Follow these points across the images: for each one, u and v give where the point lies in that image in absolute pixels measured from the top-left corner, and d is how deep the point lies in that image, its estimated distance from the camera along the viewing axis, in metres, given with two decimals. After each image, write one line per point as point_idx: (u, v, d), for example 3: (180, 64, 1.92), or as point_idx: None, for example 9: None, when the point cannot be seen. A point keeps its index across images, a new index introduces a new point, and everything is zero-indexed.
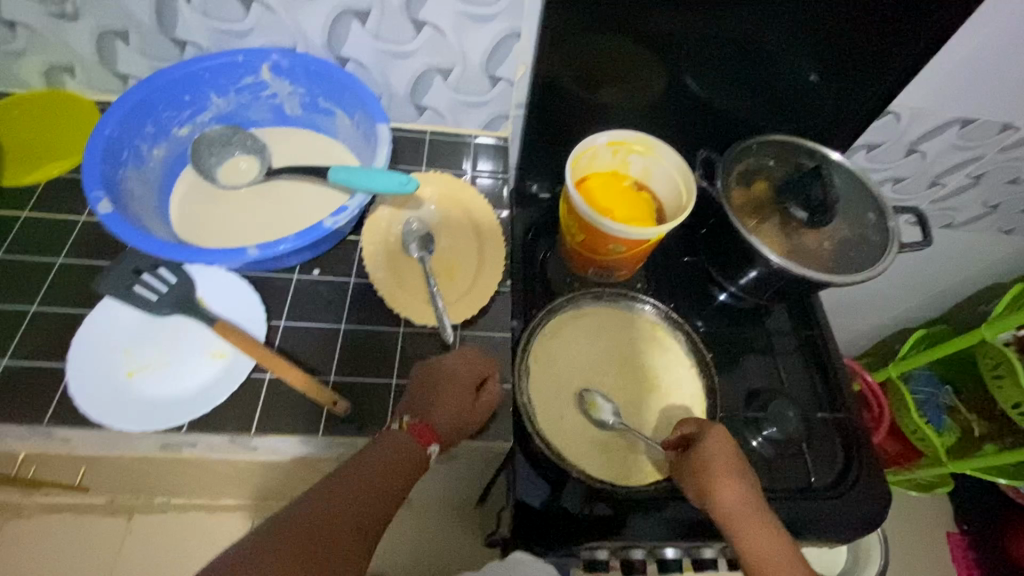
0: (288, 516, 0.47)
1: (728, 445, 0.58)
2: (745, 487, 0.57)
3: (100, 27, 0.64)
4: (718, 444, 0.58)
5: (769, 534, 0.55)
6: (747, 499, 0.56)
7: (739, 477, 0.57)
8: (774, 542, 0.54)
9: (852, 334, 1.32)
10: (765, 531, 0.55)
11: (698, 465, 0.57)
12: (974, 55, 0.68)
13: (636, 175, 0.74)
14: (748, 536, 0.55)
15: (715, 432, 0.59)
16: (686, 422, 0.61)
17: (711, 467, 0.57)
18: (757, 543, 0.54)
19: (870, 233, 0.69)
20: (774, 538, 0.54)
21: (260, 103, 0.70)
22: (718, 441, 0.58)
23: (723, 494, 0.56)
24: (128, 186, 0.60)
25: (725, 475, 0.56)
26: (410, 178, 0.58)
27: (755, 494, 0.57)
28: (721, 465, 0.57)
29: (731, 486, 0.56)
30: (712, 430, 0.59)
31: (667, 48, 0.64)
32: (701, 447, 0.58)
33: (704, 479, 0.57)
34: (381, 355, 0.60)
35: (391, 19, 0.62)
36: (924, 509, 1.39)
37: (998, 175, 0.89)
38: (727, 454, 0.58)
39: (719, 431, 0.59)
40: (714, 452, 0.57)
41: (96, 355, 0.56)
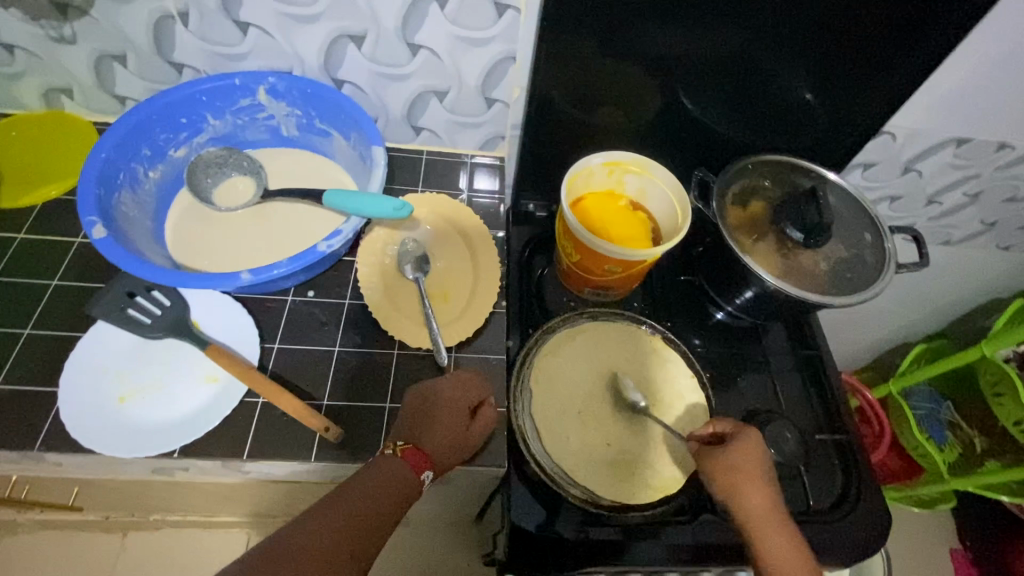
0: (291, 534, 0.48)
1: (761, 450, 0.58)
2: (772, 491, 0.56)
3: (97, 51, 0.64)
4: (754, 447, 0.57)
5: (789, 541, 0.55)
6: (773, 504, 0.56)
7: (769, 480, 0.56)
8: (792, 549, 0.54)
9: (852, 349, 1.31)
10: (785, 537, 0.55)
11: (732, 464, 0.56)
12: (968, 77, 0.68)
13: (632, 195, 0.74)
14: (769, 540, 0.54)
15: (752, 436, 0.58)
16: (717, 425, 0.61)
17: (747, 467, 0.56)
18: (777, 549, 0.54)
19: (867, 254, 0.68)
20: (792, 546, 0.54)
21: (256, 125, 0.70)
22: (754, 443, 0.57)
23: (754, 495, 0.55)
24: (123, 209, 0.60)
25: (757, 479, 0.56)
26: (403, 203, 0.58)
27: (778, 500, 0.57)
28: (755, 467, 0.56)
29: (761, 489, 0.56)
30: (748, 433, 0.58)
31: (661, 71, 0.65)
32: (735, 446, 0.57)
33: (737, 479, 0.55)
34: (376, 378, 0.60)
35: (386, 43, 0.63)
36: (927, 525, 1.38)
37: (995, 194, 0.89)
38: (760, 459, 0.57)
39: (755, 435, 0.58)
40: (748, 453, 0.57)
41: (88, 380, 0.56)
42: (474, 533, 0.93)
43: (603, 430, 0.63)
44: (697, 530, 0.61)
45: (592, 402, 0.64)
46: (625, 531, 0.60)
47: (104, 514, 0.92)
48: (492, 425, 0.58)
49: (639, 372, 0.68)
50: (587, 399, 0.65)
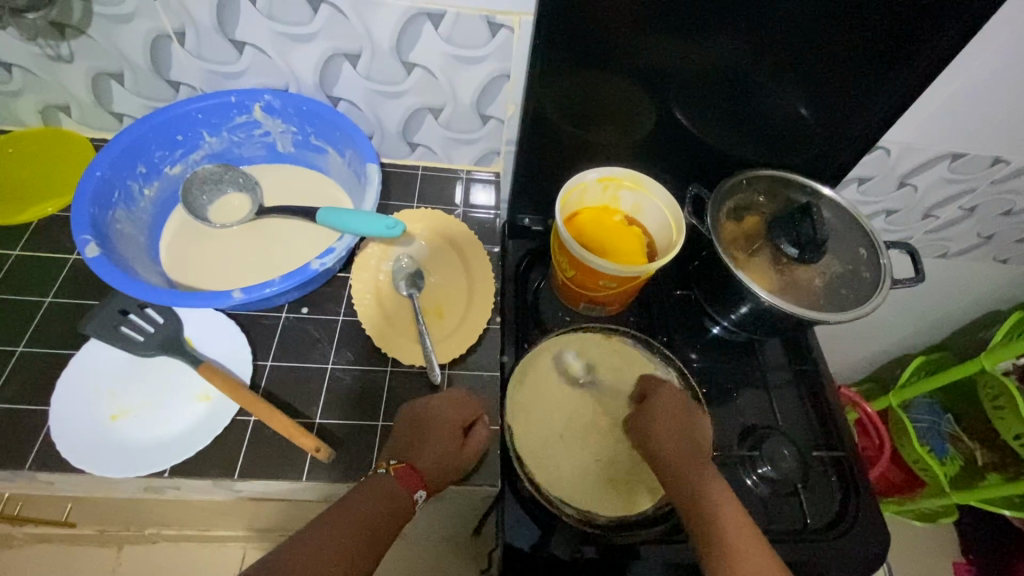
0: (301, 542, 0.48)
1: (675, 400, 0.63)
2: (687, 437, 0.61)
3: (95, 69, 0.65)
4: (665, 398, 0.63)
5: (708, 481, 0.57)
6: (688, 447, 0.60)
7: (682, 426, 0.61)
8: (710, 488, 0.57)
9: (851, 361, 1.31)
10: (702, 477, 0.57)
11: (646, 412, 0.62)
12: (962, 92, 0.68)
13: (627, 210, 0.75)
14: (683, 479, 0.57)
15: (669, 388, 0.64)
16: (642, 383, 0.66)
17: (659, 413, 0.62)
18: (692, 487, 0.57)
19: (862, 269, 0.68)
20: (713, 486, 0.57)
21: (252, 141, 0.71)
22: (668, 395, 0.64)
23: (665, 437, 0.60)
24: (118, 226, 0.61)
25: (671, 424, 0.61)
26: (396, 221, 0.57)
27: (698, 445, 0.61)
28: (668, 414, 0.62)
29: (673, 434, 0.60)
30: (664, 386, 0.65)
31: (654, 88, 0.65)
32: (653, 399, 0.63)
33: (646, 424, 0.61)
34: (368, 395, 0.60)
35: (381, 61, 0.63)
36: (929, 539, 1.36)
37: (991, 207, 0.89)
38: (678, 407, 0.63)
39: (671, 388, 0.65)
40: (662, 402, 0.63)
41: (80, 398, 0.55)
42: (471, 549, 0.92)
43: (595, 448, 0.63)
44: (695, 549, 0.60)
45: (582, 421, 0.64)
46: (623, 550, 0.59)
47: (100, 528, 0.91)
48: (485, 443, 0.58)
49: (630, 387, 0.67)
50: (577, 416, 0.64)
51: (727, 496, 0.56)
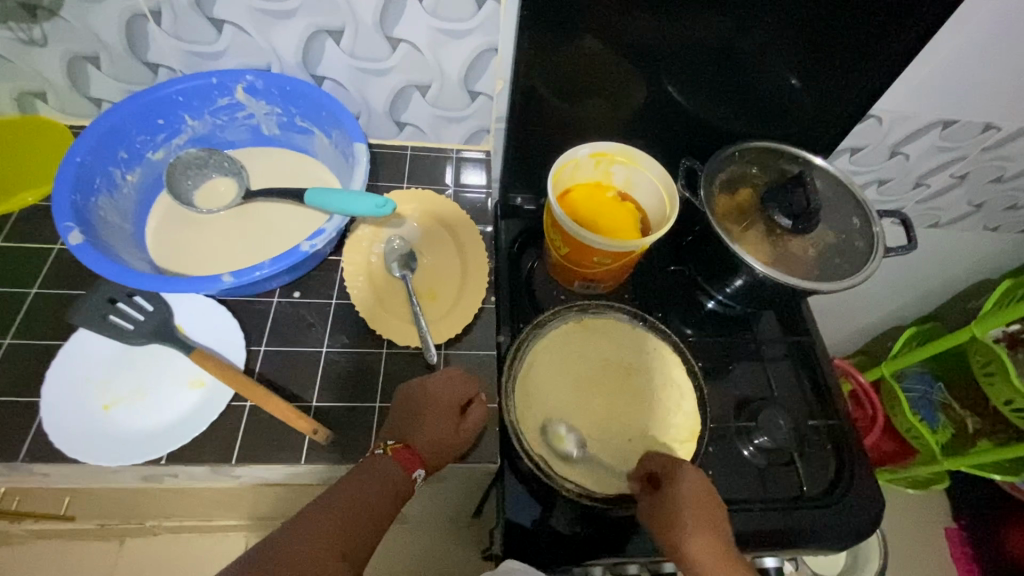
0: (291, 536, 0.47)
1: (698, 489, 0.56)
2: (718, 537, 0.54)
3: (70, 52, 0.63)
4: (688, 487, 0.56)
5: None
6: (720, 550, 0.53)
7: (712, 522, 0.55)
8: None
9: (845, 333, 1.32)
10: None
11: (668, 508, 0.55)
12: (954, 57, 0.67)
13: (620, 185, 0.74)
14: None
15: (685, 470, 0.57)
16: (653, 462, 0.59)
17: (686, 510, 0.54)
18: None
19: (855, 238, 0.68)
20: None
21: (236, 124, 0.69)
22: (691, 483, 0.56)
23: (699, 541, 0.53)
24: (101, 214, 0.59)
25: (701, 523, 0.54)
26: (386, 199, 0.56)
27: (729, 546, 0.54)
28: (696, 509, 0.55)
29: (705, 533, 0.54)
30: (682, 469, 0.57)
31: (644, 61, 0.64)
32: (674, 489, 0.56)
33: (674, 525, 0.54)
34: (364, 378, 0.60)
35: (365, 37, 0.62)
36: (922, 507, 1.39)
37: (982, 174, 0.89)
38: (700, 496, 0.56)
39: (690, 469, 0.57)
40: (687, 494, 0.55)
41: (71, 388, 0.55)
42: (473, 529, 0.92)
43: (603, 425, 0.64)
44: None
45: (596, 404, 0.65)
46: (622, 524, 0.60)
47: (101, 521, 0.91)
48: (483, 422, 0.57)
49: (632, 356, 0.68)
50: (591, 401, 0.65)
51: None
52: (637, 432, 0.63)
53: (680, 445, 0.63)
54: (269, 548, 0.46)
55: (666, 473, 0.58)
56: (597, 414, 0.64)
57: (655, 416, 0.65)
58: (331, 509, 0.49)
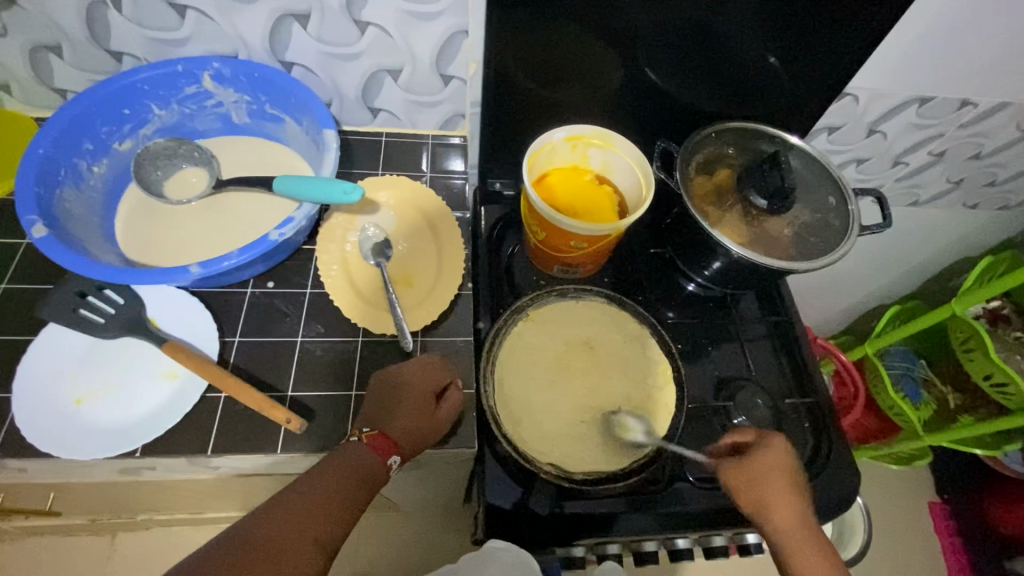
0: (262, 523, 0.47)
1: (788, 458, 0.58)
2: (801, 502, 0.57)
3: (30, 42, 0.61)
4: (780, 456, 0.58)
5: (819, 553, 0.55)
6: (802, 514, 0.56)
7: (795, 489, 0.57)
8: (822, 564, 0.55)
9: (830, 313, 1.33)
10: (818, 547, 0.55)
11: (757, 478, 0.57)
12: (927, 34, 0.67)
13: (597, 168, 0.73)
14: (799, 552, 0.55)
15: (775, 441, 0.59)
16: (757, 437, 0.60)
17: (771, 476, 0.57)
18: (807, 561, 0.54)
19: (831, 217, 0.68)
20: (821, 558, 0.55)
21: (205, 113, 0.68)
22: (777, 454, 0.58)
23: (782, 509, 0.56)
24: (67, 206, 0.58)
25: (788, 490, 0.56)
26: (353, 185, 0.55)
27: (808, 511, 0.57)
28: (780, 478, 0.57)
29: (789, 500, 0.56)
30: (772, 440, 0.59)
31: (617, 41, 0.63)
32: (761, 458, 0.58)
33: (761, 491, 0.56)
34: (341, 366, 0.60)
35: (332, 21, 0.61)
36: (907, 482, 1.41)
37: (960, 151, 0.89)
38: (785, 466, 0.58)
39: (781, 442, 0.59)
40: (775, 462, 0.58)
41: (42, 383, 0.54)
42: (461, 513, 0.93)
43: (580, 404, 0.64)
44: (671, 496, 0.62)
45: (579, 388, 0.64)
46: (600, 504, 0.60)
47: (91, 516, 0.91)
48: (459, 407, 0.58)
49: (593, 333, 0.68)
50: (572, 388, 0.64)
51: (822, 554, 0.55)
52: (622, 398, 0.65)
53: (662, 394, 0.65)
54: (240, 533, 0.46)
55: (755, 445, 0.60)
56: (582, 395, 0.64)
57: (630, 377, 0.66)
58: (304, 495, 0.49)
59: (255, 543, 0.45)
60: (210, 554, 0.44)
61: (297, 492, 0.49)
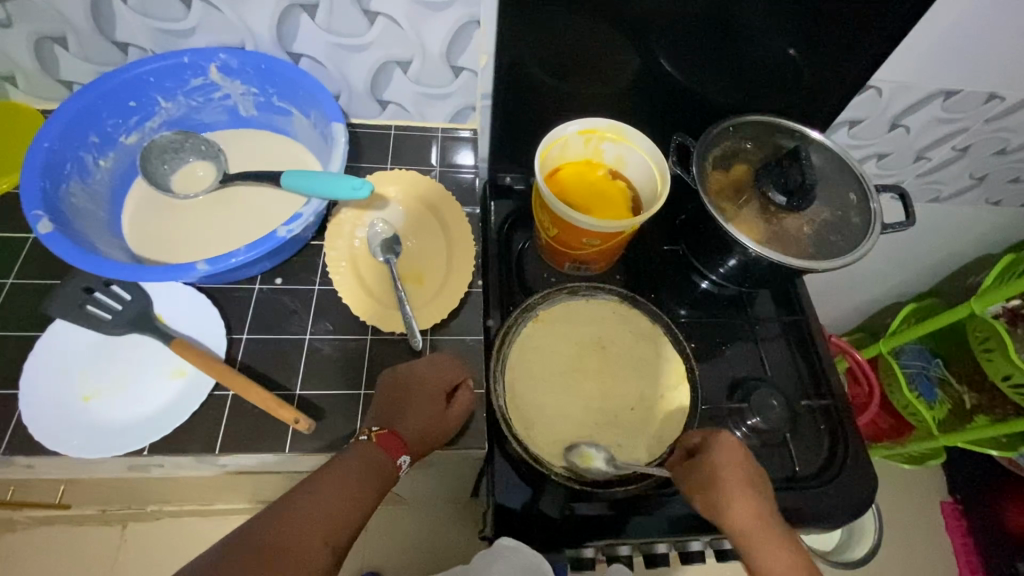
0: (268, 526, 0.46)
1: (737, 453, 0.56)
2: (758, 499, 0.54)
3: (36, 33, 0.60)
4: (728, 453, 0.55)
5: (785, 552, 0.52)
6: (761, 513, 0.53)
7: (750, 487, 0.54)
8: (789, 565, 0.51)
9: (844, 310, 1.30)
10: (781, 547, 0.52)
11: (706, 478, 0.55)
12: (957, 24, 0.64)
13: (610, 163, 0.72)
14: (763, 555, 0.52)
15: (720, 438, 0.57)
16: (698, 437, 0.58)
17: (720, 475, 0.54)
18: (773, 563, 0.51)
19: (852, 215, 0.66)
20: (787, 558, 0.51)
21: (212, 105, 0.67)
22: (725, 452, 0.56)
23: (737, 509, 0.53)
24: (73, 201, 0.58)
25: (742, 488, 0.54)
26: (362, 181, 0.54)
27: (770, 506, 0.54)
28: (731, 476, 0.54)
29: (744, 498, 0.53)
30: (720, 436, 0.57)
31: (633, 32, 0.61)
32: (706, 458, 0.56)
33: (711, 492, 0.54)
34: (350, 365, 0.59)
35: (341, 12, 0.59)
36: (919, 481, 1.40)
37: (985, 146, 0.86)
38: (735, 463, 0.55)
39: (727, 438, 0.57)
40: (722, 460, 0.55)
41: (49, 380, 0.54)
42: (470, 509, 0.93)
43: (592, 404, 0.63)
44: (684, 500, 0.61)
45: (591, 389, 0.63)
46: (612, 507, 0.60)
47: (101, 506, 0.91)
48: (470, 407, 0.57)
49: (604, 332, 0.67)
50: (584, 388, 0.63)
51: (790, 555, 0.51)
52: (634, 398, 0.63)
53: (676, 393, 0.64)
54: (246, 537, 0.45)
55: (702, 444, 0.57)
56: (594, 395, 0.63)
57: (642, 377, 0.65)
58: (313, 496, 0.48)
59: (261, 547, 0.44)
60: (216, 557, 0.43)
61: (306, 492, 0.48)
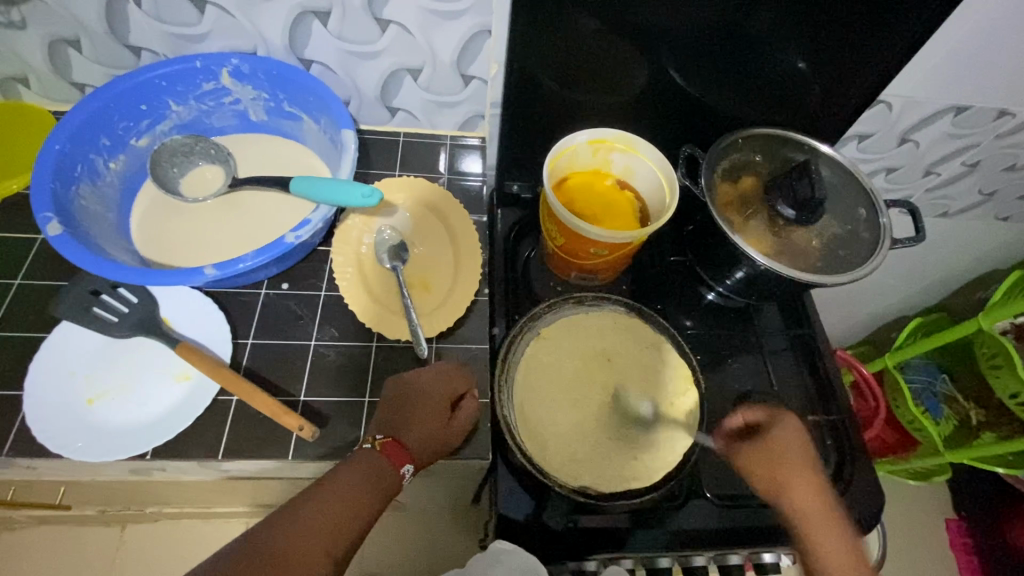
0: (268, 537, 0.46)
1: (798, 434, 0.61)
2: (817, 480, 0.59)
3: (49, 35, 0.61)
4: (791, 432, 0.61)
5: (839, 534, 0.56)
6: (820, 494, 0.58)
7: (811, 467, 0.59)
8: (841, 543, 0.55)
9: (850, 323, 1.29)
10: (838, 528, 0.56)
11: (773, 453, 0.59)
12: (968, 40, 0.64)
13: (619, 173, 0.72)
14: (816, 533, 0.56)
15: (788, 419, 0.62)
16: (754, 412, 0.64)
17: (790, 450, 0.60)
18: (827, 541, 0.55)
19: (861, 229, 0.66)
20: (841, 538, 0.56)
21: (222, 110, 0.67)
22: (789, 429, 0.61)
23: (800, 484, 0.58)
24: (83, 204, 0.58)
25: (807, 466, 0.59)
26: (372, 189, 0.54)
27: (824, 489, 0.59)
28: (796, 455, 0.60)
29: (806, 476, 0.58)
30: (787, 418, 0.62)
31: (644, 42, 0.61)
32: (774, 433, 0.61)
33: (779, 467, 0.59)
34: (354, 372, 0.59)
35: (353, 19, 0.59)
36: (924, 497, 1.38)
37: (995, 162, 0.86)
38: (798, 444, 0.60)
39: (793, 421, 0.62)
40: (786, 439, 0.61)
41: (55, 382, 0.54)
42: (471, 518, 0.92)
43: (598, 417, 0.62)
44: (688, 516, 0.60)
45: (597, 400, 0.63)
46: (616, 520, 0.59)
47: (101, 507, 0.90)
48: (474, 417, 0.57)
49: (608, 343, 0.67)
50: (590, 399, 0.63)
51: (846, 537, 0.56)
52: (641, 410, 0.63)
53: (685, 397, 0.64)
54: (245, 548, 0.45)
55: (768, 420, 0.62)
56: (600, 406, 0.63)
57: (648, 388, 0.65)
58: (315, 505, 0.48)
59: (262, 558, 0.44)
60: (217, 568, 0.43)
61: (307, 501, 0.48)
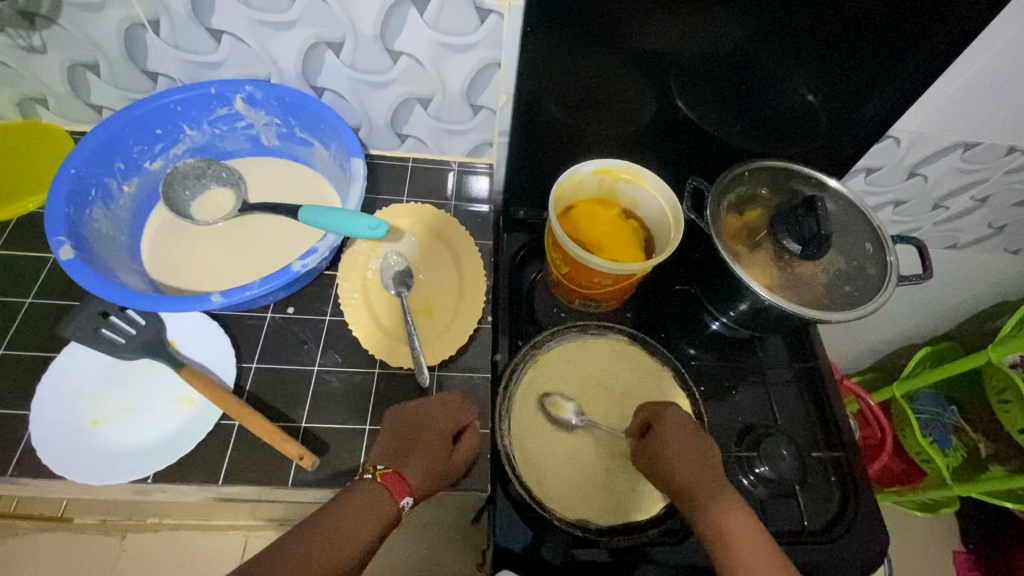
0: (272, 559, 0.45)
1: (684, 428, 0.58)
2: (703, 468, 0.56)
3: (69, 60, 0.62)
4: (674, 428, 0.58)
5: (736, 516, 0.52)
6: (708, 480, 0.55)
7: (695, 457, 0.56)
8: (738, 525, 0.52)
9: (857, 350, 1.28)
10: (724, 511, 0.53)
11: (654, 451, 0.57)
12: (977, 80, 0.64)
13: (625, 202, 0.72)
14: (709, 517, 0.53)
15: (672, 413, 0.59)
16: (644, 409, 0.61)
17: (664, 447, 0.57)
18: (720, 522, 0.52)
19: (868, 265, 0.66)
20: (737, 521, 0.52)
21: (235, 134, 0.68)
22: (673, 424, 0.58)
23: (679, 476, 0.55)
24: (95, 226, 0.59)
25: (686, 456, 0.56)
26: (379, 221, 0.55)
27: (718, 476, 0.56)
28: (676, 448, 0.56)
29: (686, 467, 0.56)
30: (670, 411, 0.59)
31: (651, 75, 0.62)
32: (657, 429, 0.58)
33: (659, 464, 0.57)
34: (356, 399, 0.59)
35: (366, 49, 0.60)
36: (931, 528, 1.36)
37: (1004, 197, 0.85)
38: (683, 438, 0.57)
39: (676, 414, 0.59)
40: (670, 436, 0.57)
41: (61, 402, 0.55)
42: None
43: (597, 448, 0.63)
44: (688, 551, 0.60)
45: (564, 415, 0.63)
46: (614, 555, 0.58)
47: (102, 516, 0.88)
48: (474, 450, 0.57)
49: (608, 370, 0.67)
50: (564, 414, 0.63)
51: (753, 521, 0.52)
52: None
53: None
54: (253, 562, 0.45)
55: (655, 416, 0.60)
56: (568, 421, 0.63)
57: None
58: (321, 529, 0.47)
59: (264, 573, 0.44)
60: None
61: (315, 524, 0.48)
